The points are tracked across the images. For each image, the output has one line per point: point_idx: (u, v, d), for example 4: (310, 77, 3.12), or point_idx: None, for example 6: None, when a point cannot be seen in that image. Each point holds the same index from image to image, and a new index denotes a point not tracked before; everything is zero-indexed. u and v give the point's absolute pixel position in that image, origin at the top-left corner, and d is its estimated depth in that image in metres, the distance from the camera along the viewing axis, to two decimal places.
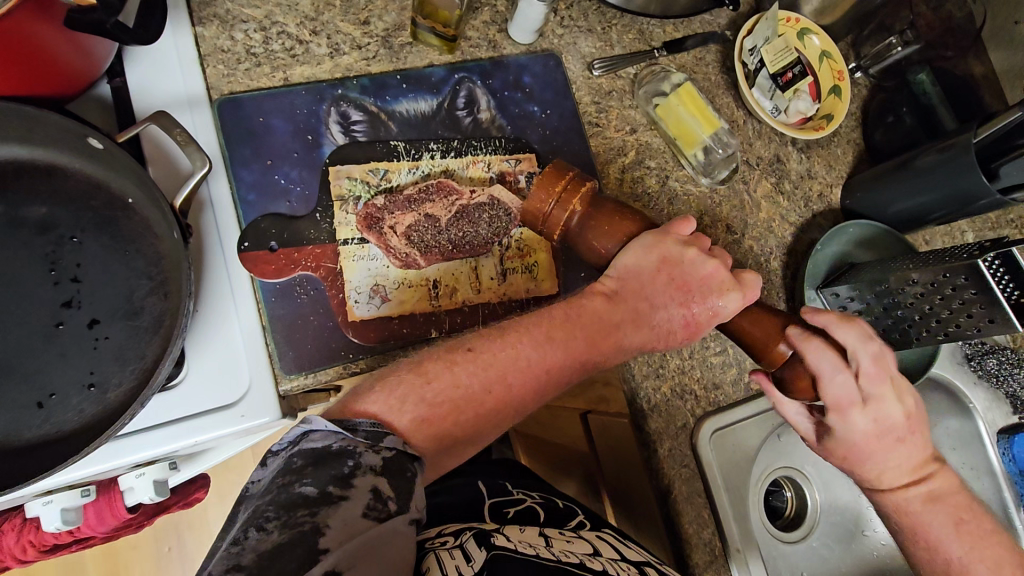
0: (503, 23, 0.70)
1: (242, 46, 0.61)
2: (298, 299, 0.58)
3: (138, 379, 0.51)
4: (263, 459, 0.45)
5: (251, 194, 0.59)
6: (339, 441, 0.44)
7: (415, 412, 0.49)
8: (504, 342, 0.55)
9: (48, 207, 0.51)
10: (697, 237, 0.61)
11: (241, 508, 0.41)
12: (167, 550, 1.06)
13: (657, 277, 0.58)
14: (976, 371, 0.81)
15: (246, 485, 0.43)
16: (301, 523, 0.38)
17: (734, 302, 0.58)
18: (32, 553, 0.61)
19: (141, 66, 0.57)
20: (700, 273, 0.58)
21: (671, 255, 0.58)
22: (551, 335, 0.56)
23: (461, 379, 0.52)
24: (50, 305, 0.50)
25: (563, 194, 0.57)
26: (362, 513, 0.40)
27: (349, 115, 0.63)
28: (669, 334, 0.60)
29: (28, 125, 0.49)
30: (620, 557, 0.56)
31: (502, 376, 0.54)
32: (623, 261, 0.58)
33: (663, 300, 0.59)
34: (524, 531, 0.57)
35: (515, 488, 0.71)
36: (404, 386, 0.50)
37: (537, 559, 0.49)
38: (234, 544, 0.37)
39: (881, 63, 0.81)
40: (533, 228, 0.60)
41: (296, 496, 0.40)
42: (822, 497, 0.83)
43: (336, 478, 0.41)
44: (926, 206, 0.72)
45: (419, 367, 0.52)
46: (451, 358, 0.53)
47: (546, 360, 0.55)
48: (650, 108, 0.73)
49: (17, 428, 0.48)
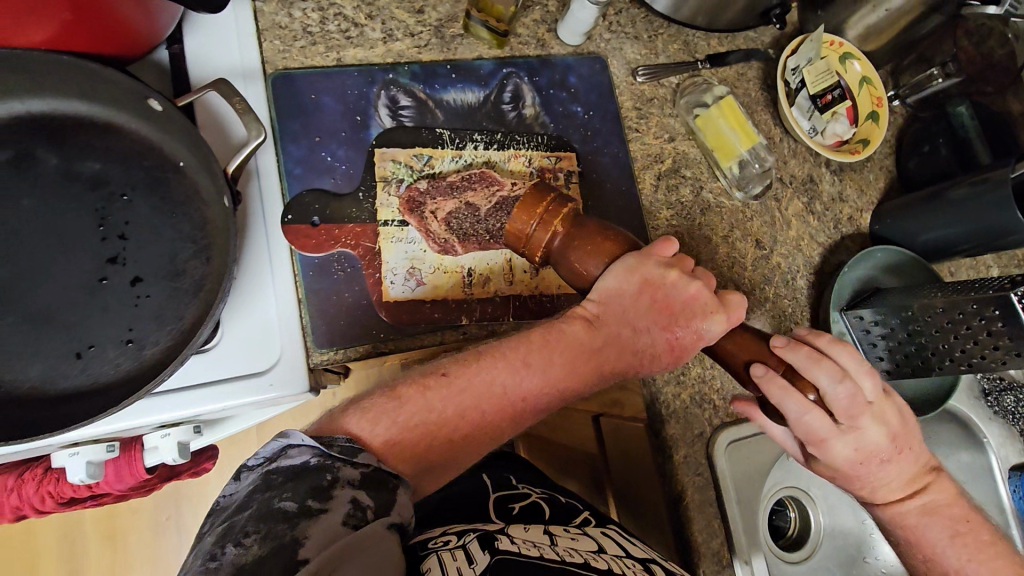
0: (552, 24, 0.71)
1: (299, 24, 0.63)
2: (335, 275, 0.59)
3: (174, 340, 0.51)
4: (236, 475, 0.44)
5: (297, 168, 0.60)
6: (316, 457, 0.44)
7: (386, 434, 0.49)
8: (479, 367, 0.54)
9: (102, 164, 0.52)
10: (680, 259, 0.57)
11: (214, 524, 0.41)
12: (165, 519, 1.06)
13: (639, 299, 0.56)
14: (992, 407, 0.81)
15: (219, 498, 0.43)
16: (280, 536, 0.39)
17: (718, 326, 0.55)
18: (50, 506, 0.61)
19: (200, 36, 0.58)
20: (682, 296, 0.56)
21: (652, 277, 0.55)
22: (528, 361, 0.55)
23: (432, 403, 0.52)
24: (96, 260, 0.50)
25: (545, 215, 0.54)
26: (341, 521, 0.41)
27: (398, 100, 0.64)
28: (654, 358, 0.58)
29: (91, 82, 0.50)
30: (626, 553, 0.56)
31: (475, 403, 0.53)
32: (605, 284, 0.55)
33: (646, 323, 0.57)
34: (529, 529, 0.57)
35: (520, 483, 0.71)
36: (378, 409, 0.51)
37: (539, 560, 0.49)
38: (211, 559, 0.37)
39: (918, 93, 0.82)
40: (516, 249, 0.57)
41: (276, 510, 0.40)
42: (826, 522, 0.83)
43: (314, 491, 0.42)
44: (956, 237, 0.72)
45: (392, 390, 0.52)
46: (424, 383, 0.53)
47: (521, 388, 0.55)
48: (690, 118, 0.74)
49: (54, 377, 0.48)
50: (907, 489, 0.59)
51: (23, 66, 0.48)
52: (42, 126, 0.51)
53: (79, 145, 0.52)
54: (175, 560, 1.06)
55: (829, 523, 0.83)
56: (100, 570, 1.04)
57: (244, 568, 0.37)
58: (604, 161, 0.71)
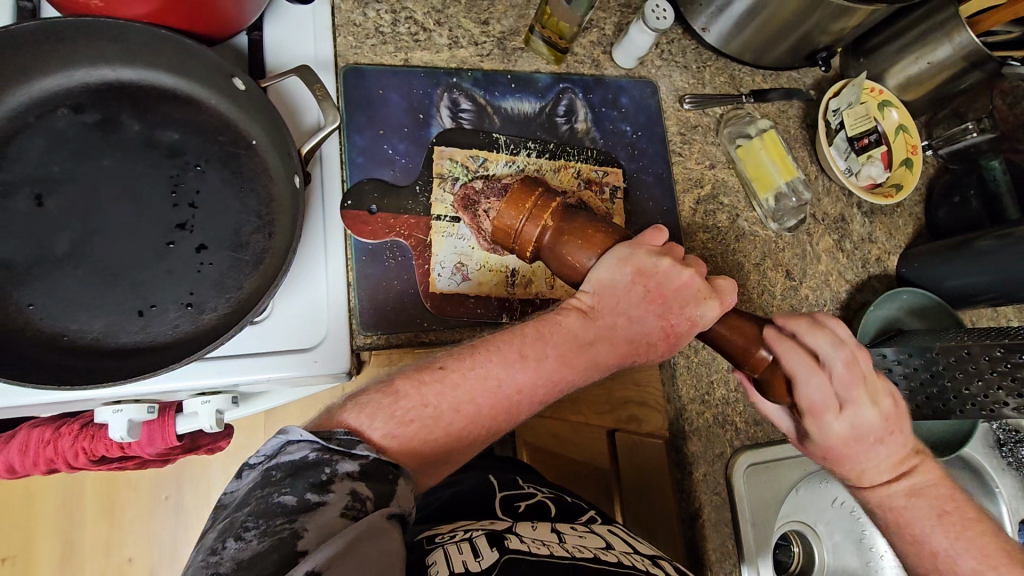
0: (608, 47, 0.75)
1: (372, 23, 0.66)
2: (386, 263, 0.61)
3: (233, 308, 0.53)
4: (239, 472, 0.45)
5: (359, 157, 0.62)
6: (315, 450, 0.44)
7: (382, 429, 0.49)
8: (473, 361, 0.53)
9: (180, 134, 0.55)
10: (671, 247, 0.57)
11: (213, 521, 0.41)
12: (163, 498, 1.07)
13: (631, 290, 0.55)
14: (1006, 458, 0.82)
15: (221, 495, 0.43)
16: (279, 530, 0.39)
17: (712, 312, 0.54)
18: (84, 462, 0.62)
19: (279, 28, 0.62)
20: (675, 283, 0.55)
21: (645, 267, 0.55)
22: (522, 354, 0.54)
23: (427, 398, 0.51)
24: (166, 225, 0.52)
25: (533, 210, 0.54)
26: (340, 513, 0.41)
27: (459, 103, 0.67)
28: (648, 346, 0.58)
29: (181, 56, 0.53)
30: (634, 551, 0.55)
31: (470, 397, 0.52)
32: (597, 276, 0.54)
33: (639, 314, 0.56)
34: (537, 527, 0.57)
35: (525, 483, 0.71)
36: (372, 405, 0.50)
37: (549, 558, 0.49)
38: (212, 553, 0.38)
39: (951, 145, 0.85)
40: (504, 244, 0.57)
41: (275, 505, 0.40)
42: (829, 560, 0.82)
43: (313, 485, 0.42)
44: (981, 286, 0.74)
45: (388, 386, 0.51)
46: (419, 378, 0.52)
47: (516, 382, 0.53)
48: (732, 148, 0.77)
49: (116, 331, 0.50)
50: (892, 471, 0.55)
51: (122, 37, 0.51)
52: (128, 94, 0.54)
53: (161, 114, 0.54)
54: (170, 540, 1.06)
55: (833, 562, 0.82)
56: (95, 543, 1.04)
57: (243, 564, 0.37)
58: (648, 180, 0.73)
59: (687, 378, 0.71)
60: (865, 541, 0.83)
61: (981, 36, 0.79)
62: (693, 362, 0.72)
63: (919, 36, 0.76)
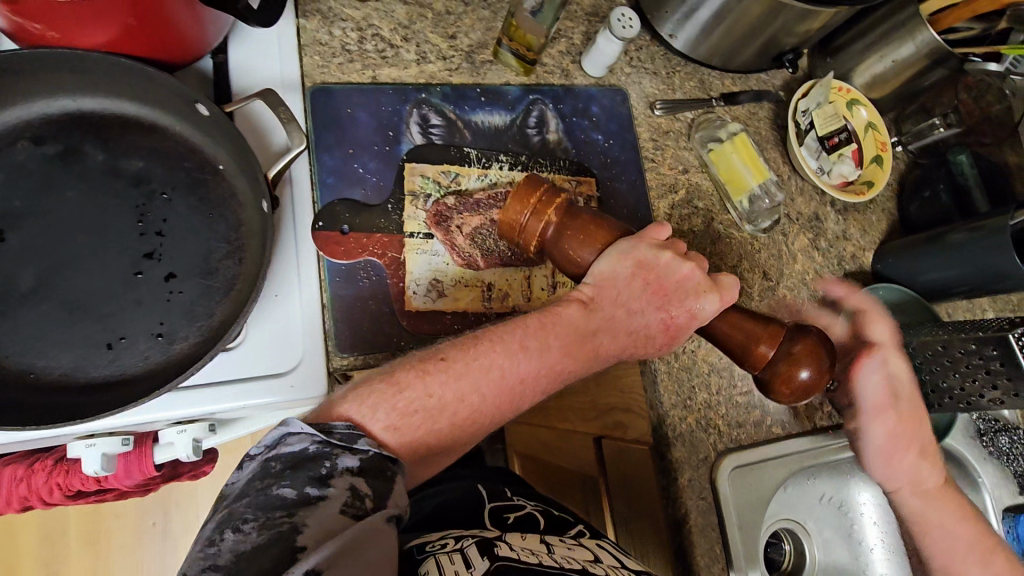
0: (577, 56, 0.75)
1: (338, 42, 0.66)
2: (360, 282, 0.60)
3: (204, 336, 0.52)
4: (239, 463, 0.44)
5: (330, 177, 0.62)
6: (315, 444, 0.43)
7: (383, 420, 0.48)
8: (477, 352, 0.53)
9: (145, 162, 0.54)
10: (673, 242, 0.58)
11: (212, 511, 0.41)
12: (150, 526, 1.05)
13: (633, 281, 0.56)
14: (987, 447, 0.83)
15: (222, 487, 0.42)
16: (278, 524, 0.39)
17: (712, 305, 0.56)
18: (59, 497, 0.61)
19: (244, 50, 0.62)
20: (675, 276, 0.56)
21: (647, 260, 0.56)
22: (524, 345, 0.54)
23: (431, 388, 0.50)
24: (133, 255, 0.52)
25: (537, 206, 0.55)
26: (340, 509, 0.41)
27: (429, 119, 0.66)
28: (648, 338, 0.59)
29: (144, 85, 0.53)
30: (621, 566, 0.56)
31: (474, 388, 0.51)
32: (599, 270, 0.55)
33: (640, 305, 0.57)
34: (527, 540, 0.57)
35: (514, 495, 0.71)
36: (375, 396, 0.48)
37: (538, 566, 0.49)
38: (211, 543, 0.38)
39: (921, 141, 0.86)
40: (510, 240, 0.58)
41: (275, 498, 0.40)
42: (820, 555, 0.83)
43: (313, 479, 0.41)
44: (955, 279, 0.75)
45: (390, 375, 0.50)
46: (424, 368, 0.51)
47: (520, 371, 0.53)
48: (704, 152, 0.78)
49: (85, 365, 0.49)
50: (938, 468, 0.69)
51: (80, 65, 0.51)
52: (91, 124, 0.53)
53: (124, 142, 0.54)
54: (157, 568, 1.04)
55: (823, 556, 0.83)
56: None
57: (243, 556, 0.37)
58: (622, 187, 0.74)
59: (669, 387, 0.71)
60: (854, 534, 0.82)
61: (944, 33, 0.80)
62: (674, 368, 0.72)
63: (884, 35, 0.77)
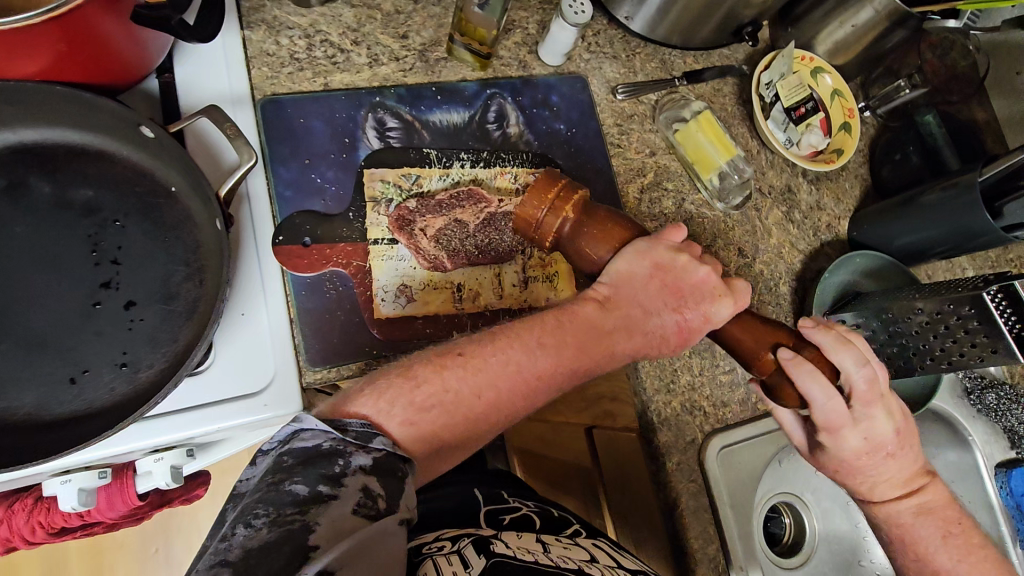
0: (534, 46, 0.74)
1: (286, 51, 0.64)
2: (327, 294, 0.60)
3: (170, 362, 0.52)
4: (251, 459, 0.43)
5: (288, 191, 0.61)
6: (328, 441, 0.43)
7: (403, 415, 0.48)
8: (495, 347, 0.53)
9: (95, 191, 0.53)
10: (687, 245, 0.59)
11: (226, 508, 0.40)
12: (153, 553, 1.05)
13: (649, 280, 0.56)
14: (975, 406, 0.82)
15: (234, 483, 0.41)
16: (289, 522, 0.38)
17: (727, 309, 0.56)
18: (41, 534, 0.61)
19: (188, 66, 0.60)
20: (691, 279, 0.57)
21: (663, 261, 0.56)
22: (542, 340, 0.54)
23: (450, 383, 0.50)
24: (89, 286, 0.51)
25: (555, 201, 0.55)
26: (353, 509, 0.40)
27: (385, 122, 0.65)
28: (662, 341, 0.58)
29: (85, 111, 0.51)
30: (618, 566, 0.55)
31: (492, 383, 0.51)
32: (617, 268, 0.56)
33: (656, 306, 0.57)
34: (521, 537, 0.57)
35: (510, 497, 0.70)
36: (394, 390, 0.48)
37: (535, 563, 0.49)
38: (222, 540, 0.37)
39: (888, 104, 0.85)
40: (524, 235, 0.57)
41: (286, 494, 0.39)
42: (820, 527, 0.82)
43: (325, 478, 0.40)
44: (933, 239, 0.74)
45: (406, 370, 0.50)
46: (441, 362, 0.51)
47: (537, 366, 0.53)
48: (670, 133, 0.77)
49: (49, 402, 0.48)
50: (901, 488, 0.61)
51: (19, 97, 0.49)
52: (34, 156, 0.52)
53: (71, 171, 0.53)
54: None
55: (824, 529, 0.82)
56: None
57: (251, 553, 0.36)
58: (588, 175, 0.73)
59: (651, 371, 0.70)
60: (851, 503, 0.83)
61: None
62: None
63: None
